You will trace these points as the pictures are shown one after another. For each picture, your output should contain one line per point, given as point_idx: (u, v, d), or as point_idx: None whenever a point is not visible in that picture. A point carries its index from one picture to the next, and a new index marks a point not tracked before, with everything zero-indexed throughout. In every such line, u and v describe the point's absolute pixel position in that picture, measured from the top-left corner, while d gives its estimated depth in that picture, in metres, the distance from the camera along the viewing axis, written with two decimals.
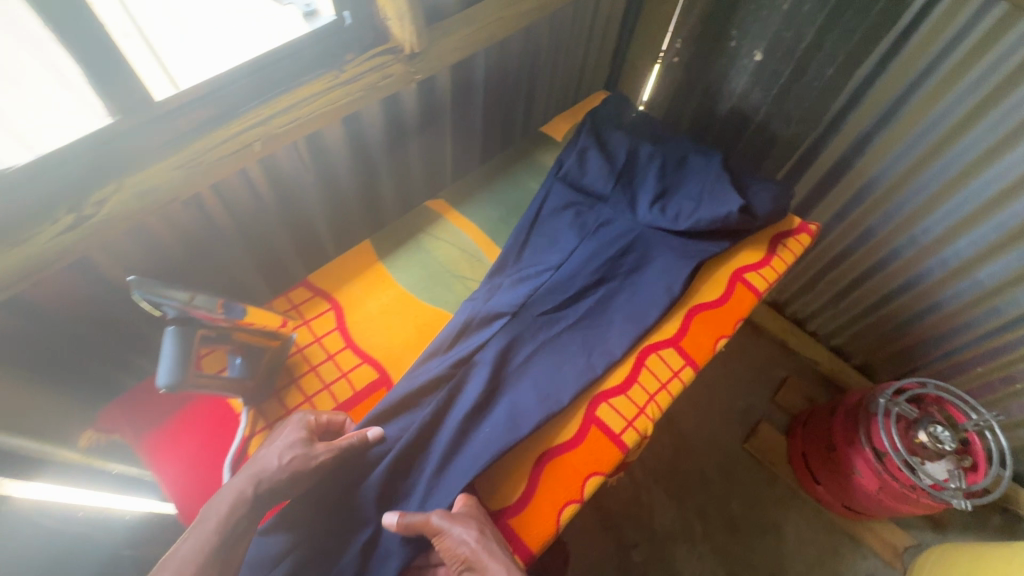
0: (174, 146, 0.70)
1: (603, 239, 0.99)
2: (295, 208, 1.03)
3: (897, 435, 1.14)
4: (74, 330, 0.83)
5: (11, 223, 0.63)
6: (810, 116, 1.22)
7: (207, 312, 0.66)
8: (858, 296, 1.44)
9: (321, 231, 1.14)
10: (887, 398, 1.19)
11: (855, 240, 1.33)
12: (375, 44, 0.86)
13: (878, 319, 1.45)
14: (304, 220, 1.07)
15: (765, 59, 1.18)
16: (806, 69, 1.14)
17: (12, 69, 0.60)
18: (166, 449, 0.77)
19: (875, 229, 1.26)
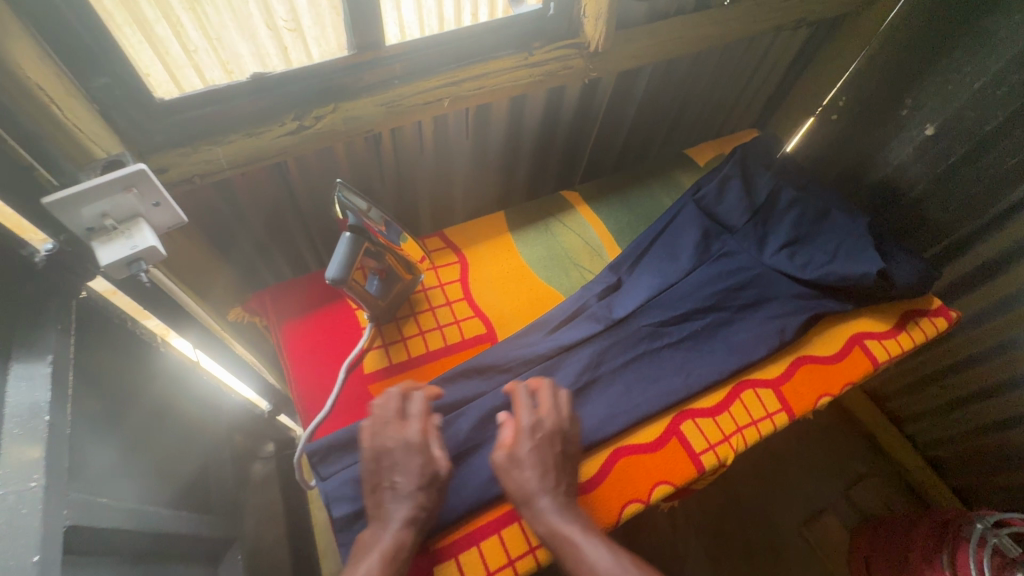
0: (381, 88, 0.82)
1: (725, 267, 0.99)
2: (444, 168, 1.13)
3: (986, 568, 1.01)
4: (251, 220, 0.97)
5: (249, 117, 0.76)
6: (973, 207, 1.09)
7: (376, 228, 0.74)
8: (979, 408, 1.31)
9: (456, 195, 1.23)
10: (984, 525, 1.07)
11: (992, 348, 1.22)
12: (564, 37, 0.93)
13: (997, 440, 1.31)
14: (447, 181, 1.17)
15: (937, 136, 1.08)
16: (982, 155, 1.03)
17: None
18: (298, 339, 0.88)
19: (1020, 341, 1.16)
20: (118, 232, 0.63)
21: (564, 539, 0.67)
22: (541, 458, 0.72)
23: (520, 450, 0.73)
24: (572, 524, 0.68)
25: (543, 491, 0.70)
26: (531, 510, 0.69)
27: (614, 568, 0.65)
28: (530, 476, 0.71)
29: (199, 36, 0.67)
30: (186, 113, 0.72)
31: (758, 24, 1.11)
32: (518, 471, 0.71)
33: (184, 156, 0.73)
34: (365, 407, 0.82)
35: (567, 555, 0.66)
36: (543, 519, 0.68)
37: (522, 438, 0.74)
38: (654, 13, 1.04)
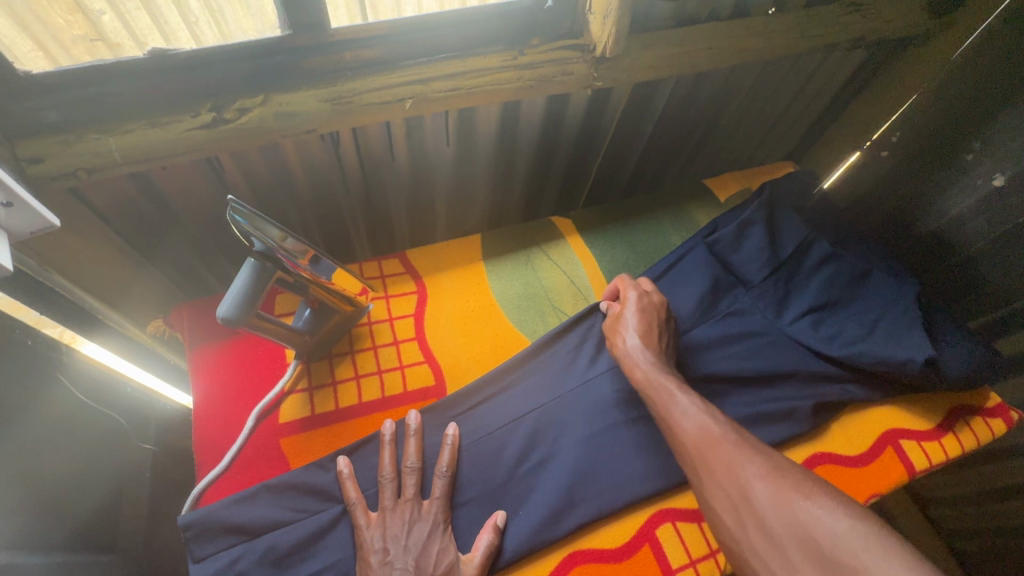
0: (329, 78, 0.67)
1: (733, 330, 0.82)
2: (420, 177, 0.98)
3: None
4: (182, 219, 0.84)
5: (159, 104, 0.62)
6: None
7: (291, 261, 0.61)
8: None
9: (436, 209, 1.08)
10: None
11: None
12: (567, 36, 0.77)
13: None
14: (425, 193, 1.02)
15: (1008, 189, 0.85)
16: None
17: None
18: (209, 372, 0.74)
19: None
20: None
21: (654, 387, 0.66)
22: (646, 321, 0.73)
23: (627, 313, 0.74)
24: (666, 377, 0.66)
25: (643, 350, 0.70)
26: (631, 363, 0.69)
27: (703, 414, 0.61)
28: (632, 338, 0.71)
29: (200, 7, 0.59)
30: (77, 91, 0.59)
31: (806, 40, 0.93)
32: (626, 327, 0.73)
33: (65, 146, 0.59)
34: (272, 467, 0.68)
35: (660, 402, 0.64)
36: (643, 373, 0.67)
37: (619, 314, 0.75)
38: (681, 17, 0.87)
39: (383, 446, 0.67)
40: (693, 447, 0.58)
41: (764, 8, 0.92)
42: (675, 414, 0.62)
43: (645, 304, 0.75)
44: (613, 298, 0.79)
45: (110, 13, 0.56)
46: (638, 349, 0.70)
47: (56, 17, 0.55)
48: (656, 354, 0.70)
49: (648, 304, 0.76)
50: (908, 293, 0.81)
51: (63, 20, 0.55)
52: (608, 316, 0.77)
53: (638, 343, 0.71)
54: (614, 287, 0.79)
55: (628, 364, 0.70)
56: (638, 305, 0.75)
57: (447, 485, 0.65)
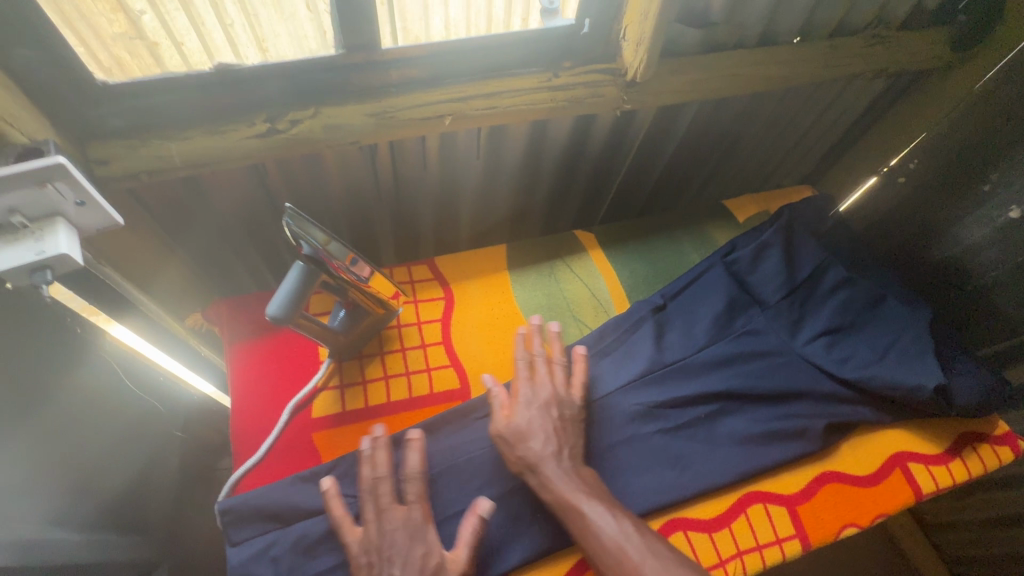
0: (375, 94, 0.70)
1: (748, 348, 0.84)
2: (450, 188, 1.02)
3: None
4: (225, 218, 0.88)
5: (218, 113, 0.66)
6: None
7: (336, 264, 0.64)
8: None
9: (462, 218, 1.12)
10: None
11: None
12: (600, 60, 0.80)
13: None
14: (452, 202, 1.06)
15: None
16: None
17: None
18: (246, 366, 0.77)
19: None
20: (28, 232, 0.54)
21: (569, 505, 0.64)
22: (546, 426, 0.69)
23: (518, 417, 0.70)
24: (576, 490, 0.65)
25: (551, 458, 0.67)
26: (539, 473, 0.67)
27: (617, 533, 0.62)
28: (534, 443, 0.68)
29: (236, 10, 0.59)
30: (145, 99, 0.62)
31: (829, 69, 0.96)
32: (521, 441, 0.68)
33: (129, 150, 0.63)
34: (305, 460, 0.71)
35: (570, 520, 0.64)
36: (550, 485, 0.66)
37: (520, 408, 0.71)
38: (708, 44, 0.90)
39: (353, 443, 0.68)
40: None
41: (789, 37, 0.95)
42: (592, 536, 0.62)
43: (552, 394, 0.72)
44: (525, 350, 0.76)
45: (150, 13, 0.56)
46: (543, 460, 0.67)
47: (97, 15, 0.55)
48: (560, 453, 0.68)
49: (544, 395, 0.72)
50: (921, 320, 0.83)
51: (104, 17, 0.56)
52: (496, 403, 0.72)
53: (541, 448, 0.68)
54: (519, 359, 0.75)
55: (535, 470, 0.67)
56: (542, 399, 0.72)
57: (419, 483, 0.65)
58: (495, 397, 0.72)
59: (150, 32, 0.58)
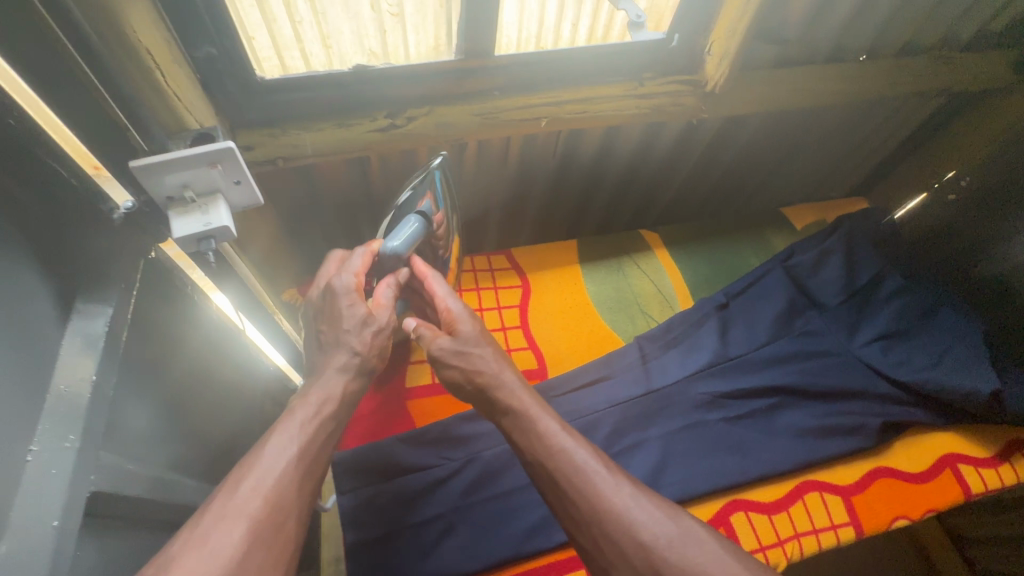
0: (480, 97, 0.78)
1: (807, 347, 0.89)
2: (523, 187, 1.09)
3: None
4: (326, 204, 0.97)
5: (347, 109, 0.74)
6: None
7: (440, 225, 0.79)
8: None
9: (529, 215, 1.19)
10: None
11: None
12: (681, 71, 0.86)
13: None
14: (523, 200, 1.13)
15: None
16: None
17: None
18: None
19: None
20: (196, 205, 0.63)
21: (526, 416, 0.59)
22: (475, 335, 0.66)
23: (464, 327, 0.66)
24: (534, 403, 0.61)
25: (502, 370, 0.63)
26: (490, 381, 0.62)
27: (585, 449, 0.57)
28: (484, 353, 0.64)
29: (306, 11, 0.64)
30: (290, 94, 0.71)
31: (894, 87, 1.00)
32: (470, 346, 0.64)
33: (271, 138, 0.72)
34: (397, 423, 0.83)
35: (529, 432, 0.58)
36: (505, 392, 0.61)
37: (461, 321, 0.66)
38: (780, 59, 0.95)
39: (332, 301, 0.64)
40: (589, 515, 0.53)
41: (855, 55, 1.00)
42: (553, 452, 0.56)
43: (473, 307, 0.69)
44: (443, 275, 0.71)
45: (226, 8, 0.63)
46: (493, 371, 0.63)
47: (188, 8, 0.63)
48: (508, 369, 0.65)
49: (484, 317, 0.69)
50: (976, 330, 0.87)
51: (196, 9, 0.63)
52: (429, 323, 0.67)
53: (493, 363, 0.63)
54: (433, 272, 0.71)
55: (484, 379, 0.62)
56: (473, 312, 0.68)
57: (341, 393, 0.59)
58: (426, 325, 0.67)
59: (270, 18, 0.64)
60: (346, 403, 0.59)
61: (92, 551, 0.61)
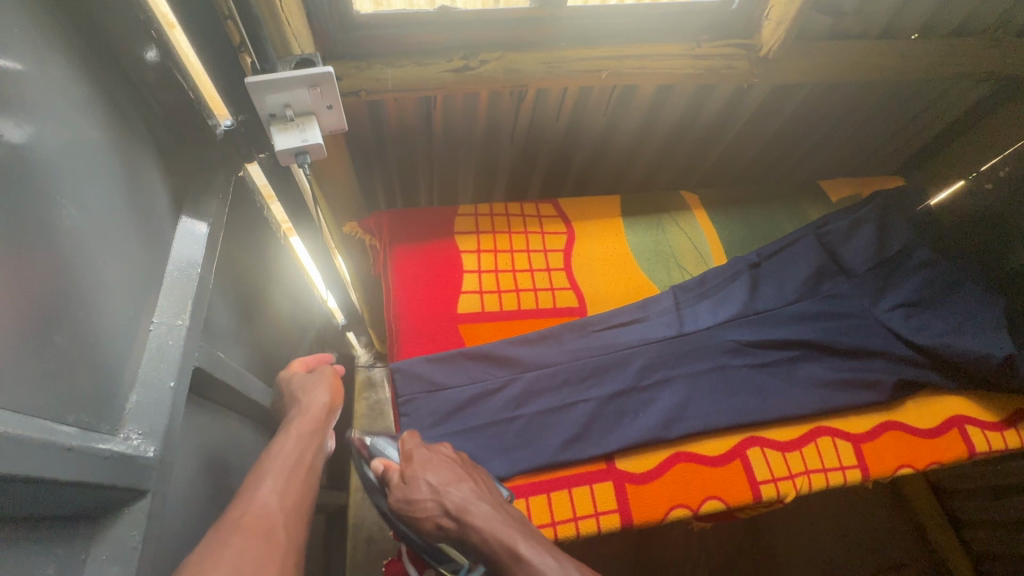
0: (547, 45, 0.84)
1: (831, 308, 0.95)
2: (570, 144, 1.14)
3: None
4: (389, 144, 1.04)
5: (426, 50, 0.81)
6: None
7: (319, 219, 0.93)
8: None
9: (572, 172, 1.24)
10: None
11: None
12: (738, 35, 0.90)
13: None
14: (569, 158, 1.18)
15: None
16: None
17: None
18: (406, 264, 0.93)
19: None
20: (295, 123, 0.70)
21: (503, 549, 0.57)
22: (428, 474, 0.66)
23: (410, 473, 0.66)
24: (507, 529, 0.58)
25: (470, 500, 0.62)
26: (457, 520, 0.61)
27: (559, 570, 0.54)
28: (444, 488, 0.64)
29: None
30: (378, 30, 0.78)
31: (943, 66, 1.02)
32: (420, 494, 0.64)
33: (357, 70, 0.79)
34: (449, 342, 0.87)
35: (505, 566, 0.56)
36: (472, 527, 0.60)
37: (423, 467, 0.67)
38: (835, 31, 0.98)
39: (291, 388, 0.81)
40: None
41: (908, 33, 1.02)
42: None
43: (443, 456, 0.69)
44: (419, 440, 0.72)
45: None
46: (454, 509, 0.62)
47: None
48: (479, 493, 0.64)
49: (434, 454, 0.69)
50: (997, 304, 0.92)
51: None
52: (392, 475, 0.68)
53: (460, 493, 0.63)
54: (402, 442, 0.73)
55: (450, 523, 0.61)
56: (438, 458, 0.68)
57: (315, 409, 0.76)
58: (387, 466, 0.70)
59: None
60: (320, 413, 0.76)
61: (189, 419, 0.71)
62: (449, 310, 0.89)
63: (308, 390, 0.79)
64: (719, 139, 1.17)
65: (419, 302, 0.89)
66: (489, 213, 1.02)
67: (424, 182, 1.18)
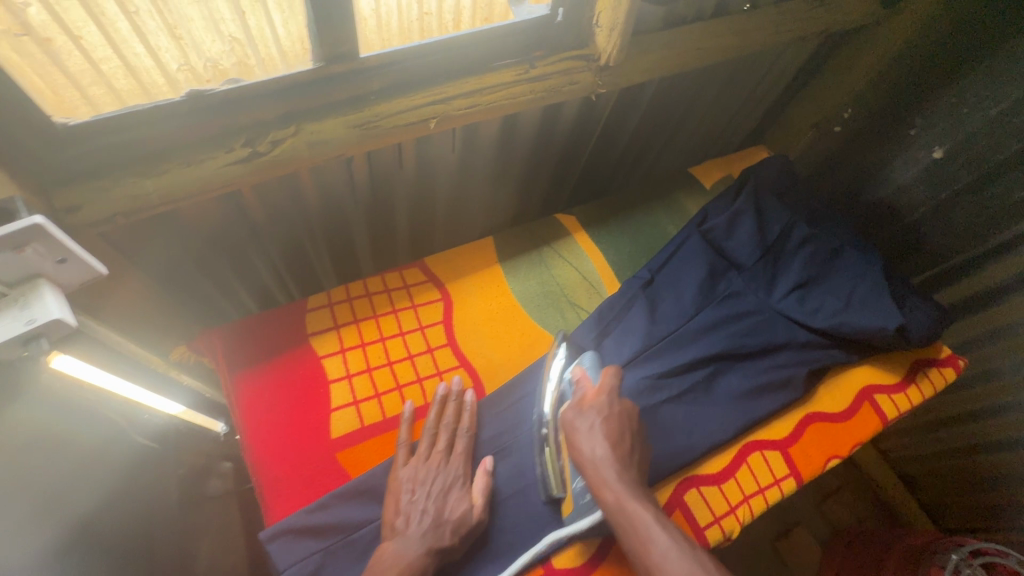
0: (353, 105, 0.69)
1: (729, 311, 0.90)
2: (430, 194, 0.99)
3: None
4: (199, 248, 0.83)
5: (191, 142, 0.63)
6: (971, 234, 1.02)
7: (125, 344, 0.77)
8: (949, 434, 1.25)
9: (439, 222, 1.09)
10: (960, 555, 1.02)
11: (969, 379, 1.16)
12: (573, 47, 0.80)
13: (958, 468, 1.26)
14: (430, 210, 1.03)
15: (946, 160, 1.01)
16: (988, 184, 0.97)
17: (183, 27, 0.54)
18: (255, 395, 0.75)
19: (1001, 372, 1.10)
20: (11, 301, 0.51)
21: (632, 526, 0.59)
22: (596, 420, 0.67)
23: (589, 410, 0.69)
24: (642, 511, 0.60)
25: (612, 464, 0.64)
26: (596, 479, 0.63)
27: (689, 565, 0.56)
28: (598, 442, 0.65)
29: (115, 60, 0.53)
30: (113, 137, 0.59)
31: (779, 36, 0.99)
32: (588, 431, 0.67)
33: (103, 191, 0.60)
34: (330, 480, 0.71)
35: (635, 539, 0.59)
36: (611, 490, 0.62)
37: (592, 409, 0.69)
38: (669, 19, 0.91)
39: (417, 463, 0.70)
40: None
41: (739, 6, 0.98)
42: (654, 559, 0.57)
43: (617, 407, 0.69)
44: (613, 378, 0.71)
45: None
46: (602, 461, 0.64)
47: None
48: (624, 467, 0.64)
49: (619, 407, 0.69)
50: (876, 267, 0.91)
51: None
52: (575, 397, 0.71)
53: (608, 455, 0.64)
54: (582, 384, 0.72)
55: (593, 470, 0.64)
56: (608, 410, 0.68)
57: (451, 516, 0.66)
58: (583, 379, 0.73)
59: (38, 28, 0.48)
60: (452, 521, 0.66)
61: None
62: (318, 441, 0.73)
63: (445, 487, 0.68)
64: (585, 150, 1.08)
65: (280, 443, 0.72)
66: (347, 299, 0.85)
67: (272, 275, 0.98)
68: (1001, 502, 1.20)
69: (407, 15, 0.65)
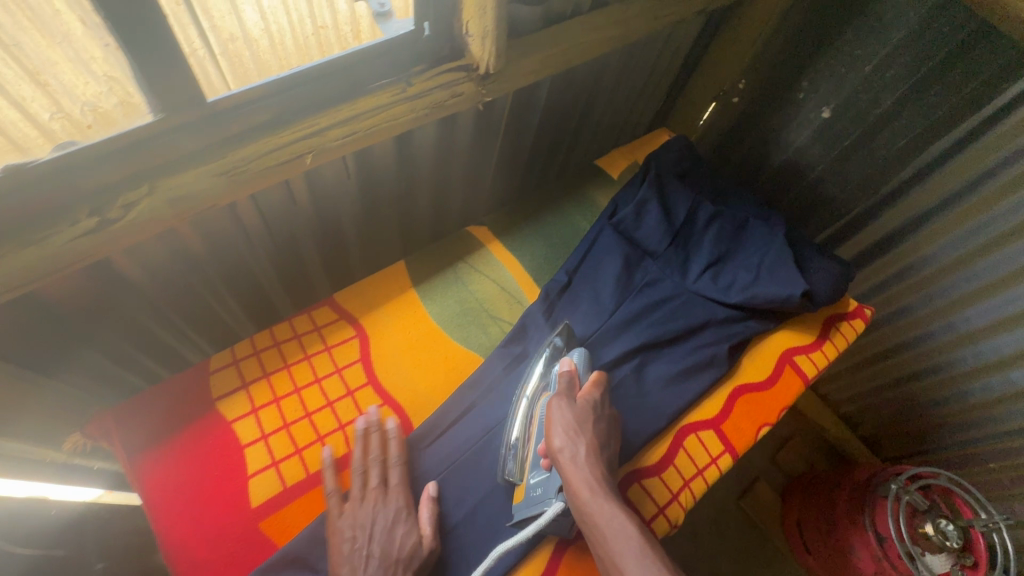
0: (218, 151, 0.64)
1: (649, 300, 0.92)
2: (334, 226, 0.94)
3: (903, 524, 1.01)
4: (77, 326, 0.76)
5: (28, 220, 0.58)
6: (867, 184, 1.09)
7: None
8: (875, 371, 1.32)
9: (352, 252, 1.04)
10: (898, 483, 1.05)
11: (882, 320, 1.23)
12: (449, 59, 0.78)
13: (887, 400, 1.34)
14: (339, 242, 0.99)
15: (834, 118, 1.06)
16: (874, 137, 1.02)
17: (46, 71, 0.51)
18: (160, 475, 0.70)
19: (911, 308, 1.16)
20: None
21: (603, 528, 0.58)
22: (582, 416, 0.67)
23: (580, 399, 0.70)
24: (617, 513, 0.59)
25: (591, 466, 0.63)
26: (569, 476, 0.62)
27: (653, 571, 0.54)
28: (580, 441, 0.64)
29: None
30: None
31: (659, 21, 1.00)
32: (570, 425, 0.66)
33: None
34: (256, 552, 0.67)
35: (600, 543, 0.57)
36: (587, 488, 0.61)
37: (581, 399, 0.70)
38: (547, 17, 0.91)
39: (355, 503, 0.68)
40: None
41: None
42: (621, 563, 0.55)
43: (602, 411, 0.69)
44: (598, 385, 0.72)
45: None
46: (578, 459, 0.63)
47: None
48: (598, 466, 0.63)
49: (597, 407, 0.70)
50: (778, 235, 0.95)
51: None
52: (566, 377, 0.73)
53: (584, 454, 0.63)
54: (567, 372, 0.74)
55: (567, 467, 0.63)
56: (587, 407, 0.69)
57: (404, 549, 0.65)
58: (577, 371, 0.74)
59: None
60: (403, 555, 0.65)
61: None
62: (237, 513, 0.68)
63: (388, 522, 0.67)
64: (491, 156, 1.07)
65: (194, 523, 0.67)
66: (254, 352, 0.80)
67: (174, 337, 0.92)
68: (929, 424, 1.28)
69: (301, 31, 0.64)
